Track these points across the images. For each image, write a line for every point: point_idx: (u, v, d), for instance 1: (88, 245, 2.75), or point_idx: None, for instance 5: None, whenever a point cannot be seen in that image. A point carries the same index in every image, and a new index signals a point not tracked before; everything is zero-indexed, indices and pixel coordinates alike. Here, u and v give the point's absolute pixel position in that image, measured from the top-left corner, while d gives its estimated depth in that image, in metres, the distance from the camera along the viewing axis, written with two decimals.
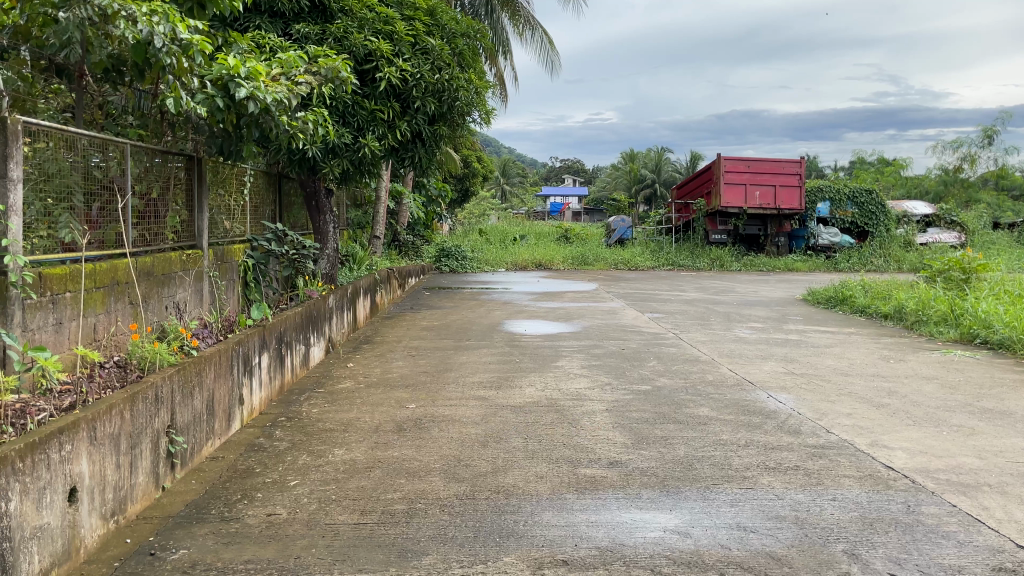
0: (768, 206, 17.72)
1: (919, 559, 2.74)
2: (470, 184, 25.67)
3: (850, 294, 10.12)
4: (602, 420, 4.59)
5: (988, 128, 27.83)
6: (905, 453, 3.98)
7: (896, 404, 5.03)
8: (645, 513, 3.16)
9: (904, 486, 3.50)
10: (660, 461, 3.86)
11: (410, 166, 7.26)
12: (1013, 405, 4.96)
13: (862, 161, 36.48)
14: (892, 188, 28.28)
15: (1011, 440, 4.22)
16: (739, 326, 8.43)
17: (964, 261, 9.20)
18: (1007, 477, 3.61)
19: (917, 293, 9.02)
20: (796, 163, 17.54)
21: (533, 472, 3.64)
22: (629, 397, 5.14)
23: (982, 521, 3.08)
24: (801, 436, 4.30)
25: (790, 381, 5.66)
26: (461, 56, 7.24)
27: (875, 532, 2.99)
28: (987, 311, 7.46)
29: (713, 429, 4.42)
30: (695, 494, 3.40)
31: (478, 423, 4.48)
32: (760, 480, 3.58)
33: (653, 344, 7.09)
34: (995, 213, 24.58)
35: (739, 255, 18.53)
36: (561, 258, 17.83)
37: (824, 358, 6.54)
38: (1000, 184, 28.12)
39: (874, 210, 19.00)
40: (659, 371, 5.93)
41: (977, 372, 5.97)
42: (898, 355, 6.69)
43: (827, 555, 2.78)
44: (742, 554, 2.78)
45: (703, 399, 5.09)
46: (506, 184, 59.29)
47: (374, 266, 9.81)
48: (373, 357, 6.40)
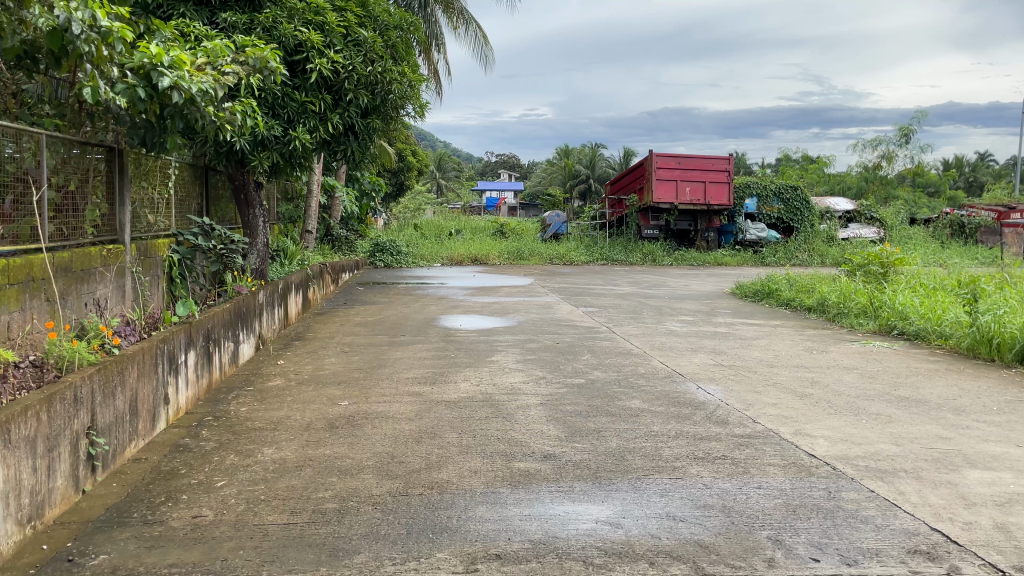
0: (699, 202, 18.13)
1: (839, 544, 2.84)
2: (404, 177, 25.44)
3: (776, 288, 10.42)
4: (537, 414, 4.61)
5: (905, 127, 28.94)
6: (827, 441, 4.12)
7: (819, 393, 5.21)
8: (578, 505, 3.19)
9: (825, 473, 3.63)
10: (593, 453, 3.90)
11: (343, 159, 7.18)
12: (927, 394, 5.19)
13: (787, 158, 37.49)
14: (815, 185, 29.18)
15: (925, 427, 4.42)
16: (670, 319, 8.59)
17: (883, 255, 9.58)
18: (921, 463, 3.77)
19: (839, 287, 9.34)
20: (724, 159, 17.97)
21: (468, 467, 3.64)
22: (563, 390, 5.18)
23: (899, 506, 3.22)
24: (728, 426, 4.41)
25: (718, 373, 5.81)
26: (395, 48, 7.19)
27: (798, 517, 3.09)
28: (904, 304, 7.79)
29: (644, 420, 4.50)
30: (626, 485, 3.45)
31: (412, 419, 4.46)
32: (688, 470, 3.66)
33: (587, 338, 7.16)
34: (911, 209, 25.68)
35: (671, 250, 18.87)
36: (496, 252, 17.81)
37: (751, 350, 6.72)
38: (916, 181, 29.26)
39: (798, 207, 19.67)
40: (593, 364, 5.99)
41: (894, 362, 6.22)
42: (821, 346, 6.93)
43: (753, 542, 2.85)
44: (671, 543, 2.83)
45: (635, 392, 5.18)
46: (441, 177, 58.88)
47: (306, 261, 9.63)
48: (305, 354, 6.29)
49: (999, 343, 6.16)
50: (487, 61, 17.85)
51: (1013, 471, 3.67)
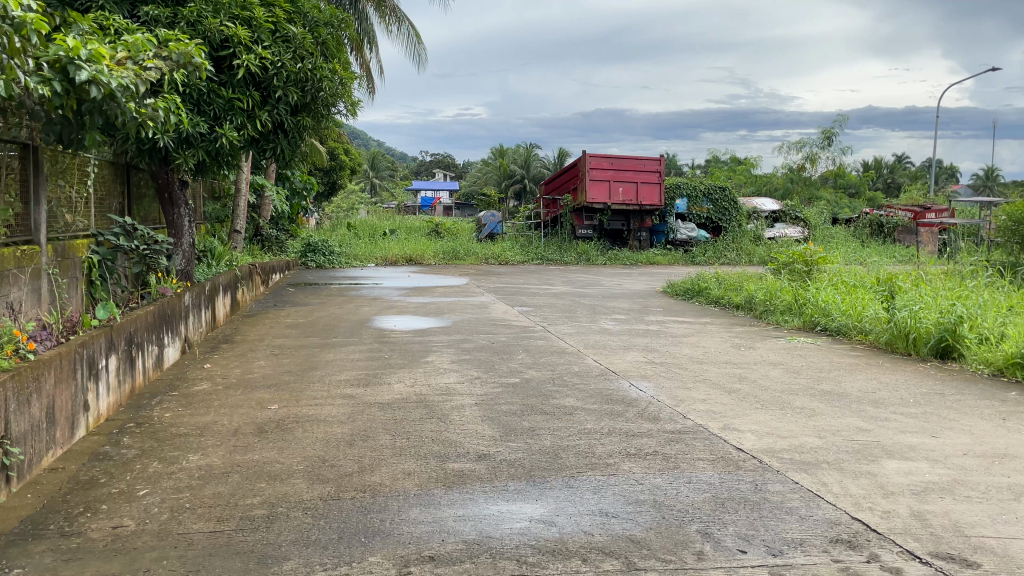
0: (631, 202, 18.45)
1: (765, 535, 2.92)
2: (336, 177, 25.05)
3: (705, 286, 10.65)
4: (471, 414, 4.60)
5: (827, 129, 29.94)
6: (754, 435, 4.23)
7: (746, 388, 5.35)
8: (511, 504, 3.19)
9: (752, 467, 3.72)
10: (527, 452, 3.91)
11: (272, 157, 7.04)
12: (849, 387, 5.38)
13: (716, 159, 38.32)
14: (743, 186, 29.93)
15: (846, 420, 4.58)
16: (604, 317, 8.69)
17: (807, 254, 9.92)
18: (843, 454, 3.91)
19: (766, 284, 9.64)
20: (655, 160, 18.34)
21: (401, 469, 3.61)
22: (498, 390, 5.18)
23: (821, 496, 3.32)
24: (659, 422, 4.48)
25: (650, 370, 5.90)
26: (325, 45, 7.10)
27: (726, 510, 3.16)
28: (826, 300, 8.06)
29: (578, 418, 4.53)
30: (560, 483, 3.47)
31: (344, 421, 4.39)
32: (621, 466, 3.71)
33: (522, 337, 7.18)
34: (834, 209, 26.57)
35: (605, 249, 19.10)
36: (431, 252, 17.71)
37: (682, 347, 6.85)
38: (838, 182, 30.30)
39: (726, 207, 20.25)
40: (527, 364, 6.02)
41: (817, 357, 6.44)
42: (748, 343, 7.11)
43: (682, 535, 2.91)
44: (603, 539, 2.86)
45: (568, 390, 5.21)
46: (375, 177, 58.25)
47: (235, 261, 9.40)
48: (233, 357, 6.14)
49: (915, 337, 6.45)
50: (419, 60, 17.74)
51: (928, 460, 3.83)
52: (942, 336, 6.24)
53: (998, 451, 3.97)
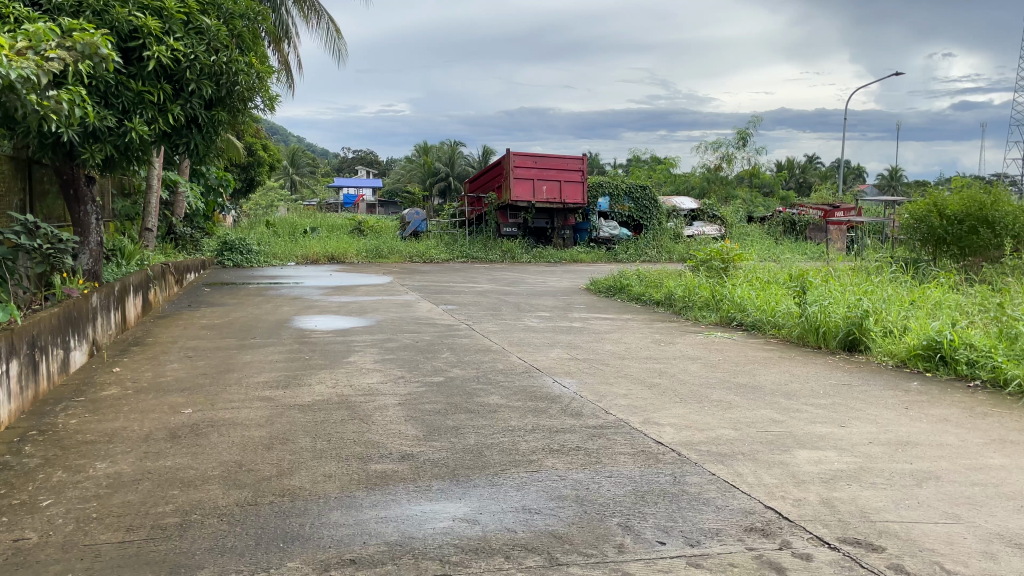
0: (555, 200, 18.64)
1: (683, 526, 2.99)
2: (255, 173, 24.37)
3: (627, 284, 10.82)
4: (394, 414, 4.55)
5: (742, 130, 30.86)
6: (673, 429, 4.33)
7: (665, 382, 5.47)
8: (435, 504, 3.18)
9: (671, 459, 3.80)
10: (450, 451, 3.90)
11: (185, 152, 6.82)
12: (763, 380, 5.57)
13: (637, 158, 38.99)
14: (663, 184, 30.57)
15: (760, 411, 4.73)
16: (528, 315, 8.74)
17: (723, 252, 10.21)
18: (757, 445, 4.03)
19: (685, 281, 9.89)
20: (578, 159, 18.60)
21: (321, 472, 3.54)
22: (421, 389, 5.14)
23: (737, 487, 3.42)
24: (582, 418, 4.53)
25: (573, 366, 5.96)
26: (240, 38, 6.90)
27: (646, 503, 3.22)
28: (742, 296, 8.32)
29: (502, 416, 4.54)
30: (483, 481, 3.47)
31: (263, 424, 4.28)
32: (544, 462, 3.73)
33: (446, 336, 7.15)
34: (749, 207, 27.42)
35: (529, 247, 19.21)
36: (354, 251, 17.46)
37: (604, 344, 6.95)
38: (753, 182, 31.27)
39: (647, 206, 20.66)
40: (451, 362, 5.99)
41: (734, 352, 6.63)
42: (668, 338, 7.27)
43: (603, 529, 2.94)
44: (526, 535, 2.87)
45: (493, 388, 5.22)
46: (295, 173, 57.04)
47: (146, 260, 9.05)
48: (144, 360, 5.91)
49: (824, 331, 6.71)
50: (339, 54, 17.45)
51: (836, 449, 3.99)
52: (850, 330, 6.52)
53: (900, 439, 4.17)
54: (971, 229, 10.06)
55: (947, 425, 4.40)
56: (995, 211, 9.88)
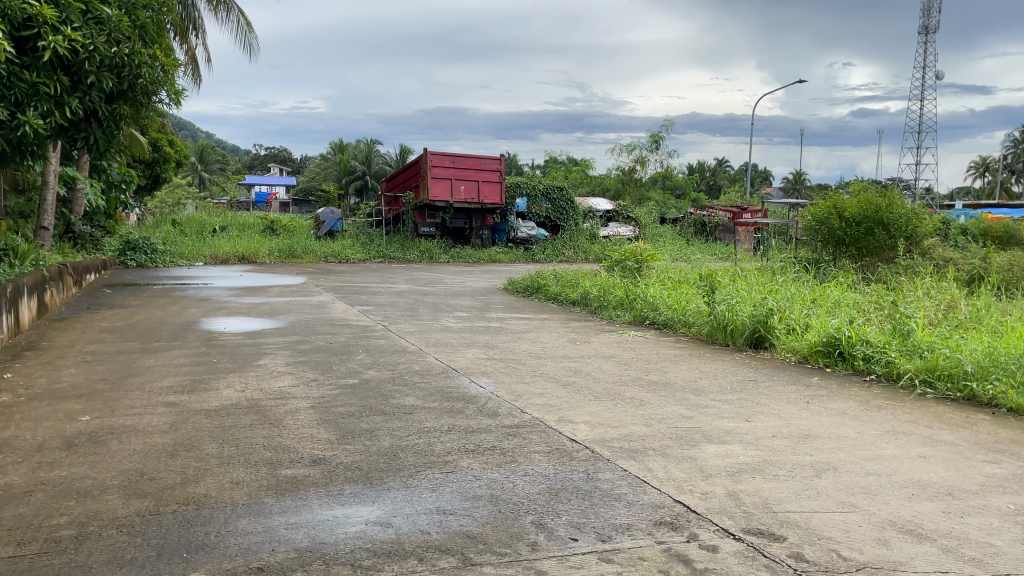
0: (472, 200, 18.66)
1: (596, 522, 3.03)
2: (160, 170, 23.42)
3: (544, 283, 10.91)
4: (306, 417, 4.46)
5: (655, 133, 31.58)
6: (587, 426, 4.39)
7: (580, 381, 5.54)
8: (347, 508, 3.13)
9: (585, 457, 3.86)
10: (364, 453, 3.84)
11: (84, 147, 6.51)
12: (673, 377, 5.72)
13: (554, 159, 39.38)
14: (578, 186, 30.96)
15: (671, 408, 4.85)
16: (445, 315, 8.71)
17: (637, 252, 10.43)
18: (667, 441, 4.13)
19: (600, 281, 10.05)
20: (496, 159, 18.68)
21: (229, 479, 3.44)
22: (335, 392, 5.05)
23: (648, 482, 3.50)
24: (498, 417, 4.54)
25: (490, 366, 5.98)
26: (144, 29, 6.62)
27: (560, 501, 3.25)
28: (654, 296, 8.53)
29: (418, 417, 4.51)
30: (397, 483, 3.43)
31: (167, 431, 4.13)
32: (459, 463, 3.72)
33: (362, 337, 7.05)
34: (662, 208, 28.10)
35: (447, 247, 19.15)
36: (266, 250, 17.03)
37: (520, 343, 6.98)
38: (666, 184, 32.04)
39: (564, 206, 20.94)
40: (366, 364, 5.91)
41: (646, 349, 6.78)
42: (584, 337, 7.38)
43: (518, 528, 2.96)
44: (440, 537, 2.86)
45: (408, 389, 5.18)
46: (204, 171, 55.16)
47: (41, 260, 8.58)
48: (38, 366, 5.60)
49: (732, 329, 6.93)
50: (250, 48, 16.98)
51: (742, 443, 4.13)
52: (756, 327, 6.75)
53: (802, 432, 4.34)
54: (868, 231, 10.60)
55: (845, 418, 4.62)
56: (890, 214, 10.45)
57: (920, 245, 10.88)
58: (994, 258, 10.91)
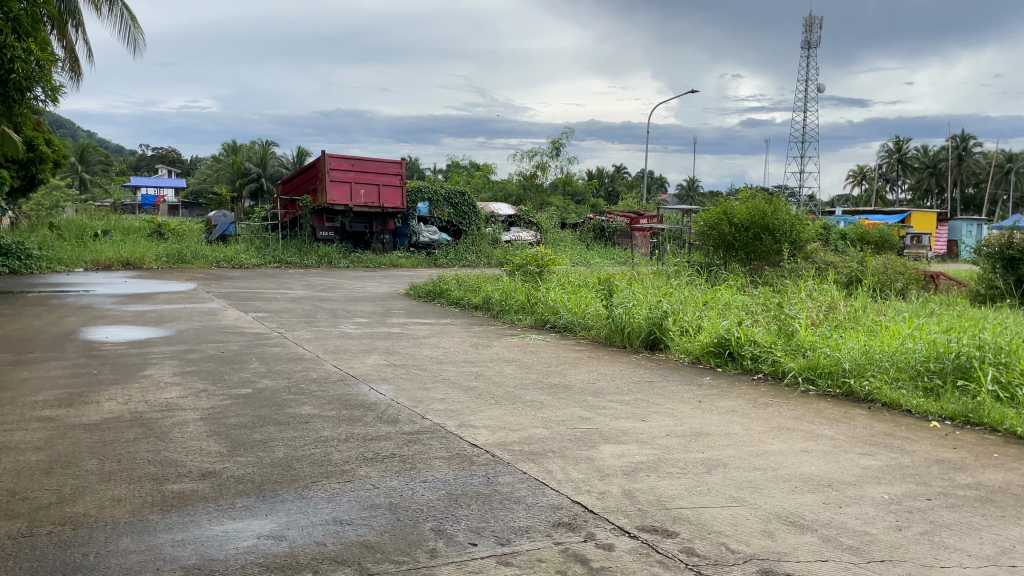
0: (373, 204, 18.43)
1: (495, 526, 3.03)
2: (36, 170, 22.00)
3: (446, 288, 10.88)
4: (196, 429, 4.28)
5: (556, 140, 32.02)
6: (487, 430, 4.39)
7: (482, 385, 5.54)
8: (238, 522, 3.02)
9: (485, 461, 3.86)
10: (257, 465, 3.72)
11: None
12: (573, 379, 5.80)
13: (456, 163, 39.33)
14: (480, 191, 31.03)
15: (570, 410, 4.92)
16: (345, 321, 8.55)
17: (538, 256, 10.55)
18: (566, 442, 4.19)
19: (502, 285, 10.09)
20: (397, 163, 18.66)
21: (110, 496, 3.25)
22: (227, 402, 4.88)
23: (547, 484, 3.53)
24: (398, 424, 4.49)
25: (389, 372, 5.90)
26: (16, 21, 6.24)
27: (459, 506, 3.24)
28: (555, 299, 8.65)
29: (314, 426, 4.40)
30: (292, 494, 3.34)
31: (41, 448, 3.87)
32: (357, 471, 3.66)
33: (256, 345, 6.83)
34: (563, 213, 28.53)
35: (346, 252, 18.79)
36: (153, 255, 16.28)
37: (421, 348, 6.93)
38: (566, 190, 32.53)
39: (466, 211, 21.16)
40: (261, 372, 5.73)
41: (547, 353, 6.85)
42: (485, 341, 7.39)
43: (416, 535, 2.93)
44: (336, 547, 2.80)
45: (305, 397, 5.05)
46: (86, 171, 52.21)
47: None
48: None
49: (629, 331, 7.11)
50: (136, 44, 16.23)
51: (638, 442, 4.23)
52: (652, 329, 6.94)
53: (694, 430, 4.48)
54: (755, 236, 11.09)
55: (734, 415, 4.80)
56: (774, 220, 10.97)
57: (803, 249, 11.45)
58: (870, 262, 11.61)
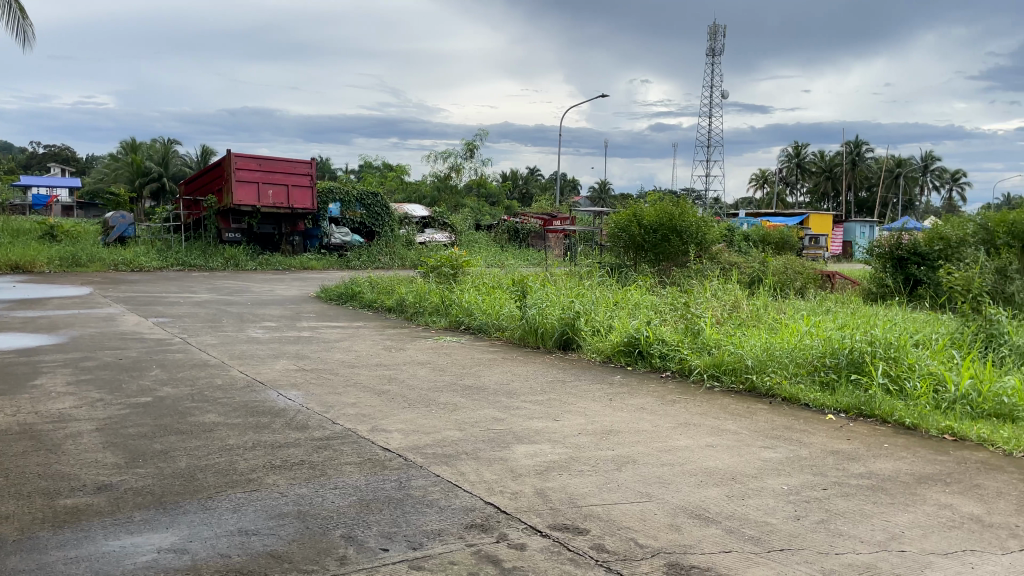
0: (282, 205, 18.00)
1: (407, 530, 3.01)
2: None
3: (359, 291, 10.73)
4: (91, 441, 4.08)
5: (469, 142, 32.04)
6: (400, 434, 4.35)
7: (395, 389, 5.48)
8: (137, 536, 2.89)
9: (397, 465, 3.82)
10: (157, 477, 3.57)
11: None
12: (487, 380, 5.81)
13: (368, 164, 38.82)
14: (393, 192, 30.74)
15: (484, 411, 4.92)
16: (252, 326, 8.31)
17: (452, 258, 10.52)
18: (479, 444, 4.19)
19: (415, 287, 10.01)
20: (307, 163, 18.32)
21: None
22: (125, 411, 4.66)
23: (460, 486, 3.52)
24: (307, 430, 4.39)
25: (299, 377, 5.77)
26: None
27: (370, 512, 3.19)
28: (469, 301, 8.65)
29: (219, 434, 4.26)
30: (195, 506, 3.22)
31: None
32: (264, 480, 3.56)
33: (156, 351, 6.56)
34: (478, 214, 28.56)
35: (254, 254, 18.13)
36: (45, 258, 15.41)
37: (332, 352, 6.81)
38: (480, 192, 32.56)
39: (379, 212, 20.93)
40: (162, 380, 5.50)
41: (461, 355, 6.84)
42: (398, 344, 7.32)
43: (325, 543, 2.87)
44: (242, 559, 2.72)
45: (209, 405, 4.88)
46: None
47: None
48: None
49: (543, 332, 7.17)
50: (26, 35, 15.34)
51: (550, 441, 4.27)
52: (564, 329, 7.03)
53: (605, 428, 4.56)
54: (664, 238, 11.41)
55: (644, 412, 4.91)
56: (682, 222, 11.31)
57: (708, 250, 11.83)
58: (772, 262, 12.10)
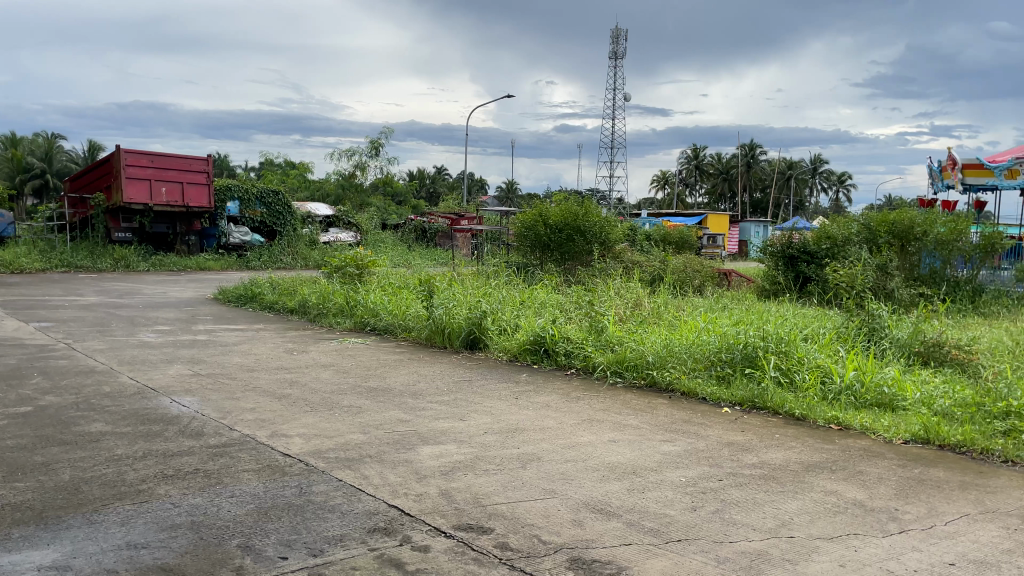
0: (176, 203, 17.34)
1: (307, 537, 2.94)
2: None
3: (259, 292, 10.43)
4: None
5: (375, 140, 31.65)
6: (301, 439, 4.25)
7: (296, 392, 5.35)
8: (14, 555, 2.71)
9: (298, 470, 3.73)
10: (37, 491, 3.37)
11: None
12: (392, 381, 5.75)
13: (269, 162, 37.78)
14: (296, 191, 30.02)
15: (388, 413, 4.86)
16: (144, 330, 7.94)
17: (357, 258, 10.36)
18: (383, 446, 4.14)
19: (318, 288, 9.81)
20: (203, 160, 17.66)
21: None
22: (2, 423, 4.37)
23: (362, 490, 3.46)
24: (202, 438, 4.23)
25: (194, 382, 5.55)
26: None
27: (269, 520, 3.10)
28: (375, 301, 8.54)
29: (106, 445, 4.05)
30: (79, 520, 3.06)
31: None
32: (155, 491, 3.41)
33: (37, 358, 6.17)
34: (384, 214, 28.24)
35: (146, 255, 17.41)
36: None
37: (230, 356, 6.59)
38: (387, 191, 32.19)
39: (280, 211, 20.42)
40: (43, 389, 5.18)
41: (366, 356, 6.74)
42: (301, 347, 7.14)
43: (221, 553, 2.78)
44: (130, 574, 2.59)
45: (96, 414, 4.63)
46: None
47: None
48: None
49: (449, 332, 7.16)
50: None
51: (455, 442, 4.26)
52: (471, 329, 7.03)
53: (510, 427, 4.58)
54: (568, 237, 11.61)
55: (548, 410, 4.96)
56: (585, 221, 11.56)
57: (612, 249, 12.11)
58: (672, 261, 12.46)
